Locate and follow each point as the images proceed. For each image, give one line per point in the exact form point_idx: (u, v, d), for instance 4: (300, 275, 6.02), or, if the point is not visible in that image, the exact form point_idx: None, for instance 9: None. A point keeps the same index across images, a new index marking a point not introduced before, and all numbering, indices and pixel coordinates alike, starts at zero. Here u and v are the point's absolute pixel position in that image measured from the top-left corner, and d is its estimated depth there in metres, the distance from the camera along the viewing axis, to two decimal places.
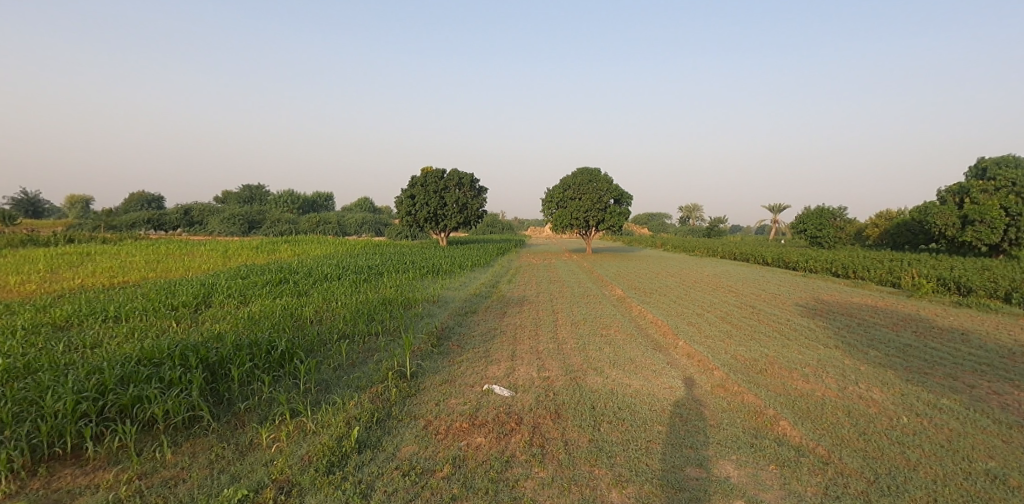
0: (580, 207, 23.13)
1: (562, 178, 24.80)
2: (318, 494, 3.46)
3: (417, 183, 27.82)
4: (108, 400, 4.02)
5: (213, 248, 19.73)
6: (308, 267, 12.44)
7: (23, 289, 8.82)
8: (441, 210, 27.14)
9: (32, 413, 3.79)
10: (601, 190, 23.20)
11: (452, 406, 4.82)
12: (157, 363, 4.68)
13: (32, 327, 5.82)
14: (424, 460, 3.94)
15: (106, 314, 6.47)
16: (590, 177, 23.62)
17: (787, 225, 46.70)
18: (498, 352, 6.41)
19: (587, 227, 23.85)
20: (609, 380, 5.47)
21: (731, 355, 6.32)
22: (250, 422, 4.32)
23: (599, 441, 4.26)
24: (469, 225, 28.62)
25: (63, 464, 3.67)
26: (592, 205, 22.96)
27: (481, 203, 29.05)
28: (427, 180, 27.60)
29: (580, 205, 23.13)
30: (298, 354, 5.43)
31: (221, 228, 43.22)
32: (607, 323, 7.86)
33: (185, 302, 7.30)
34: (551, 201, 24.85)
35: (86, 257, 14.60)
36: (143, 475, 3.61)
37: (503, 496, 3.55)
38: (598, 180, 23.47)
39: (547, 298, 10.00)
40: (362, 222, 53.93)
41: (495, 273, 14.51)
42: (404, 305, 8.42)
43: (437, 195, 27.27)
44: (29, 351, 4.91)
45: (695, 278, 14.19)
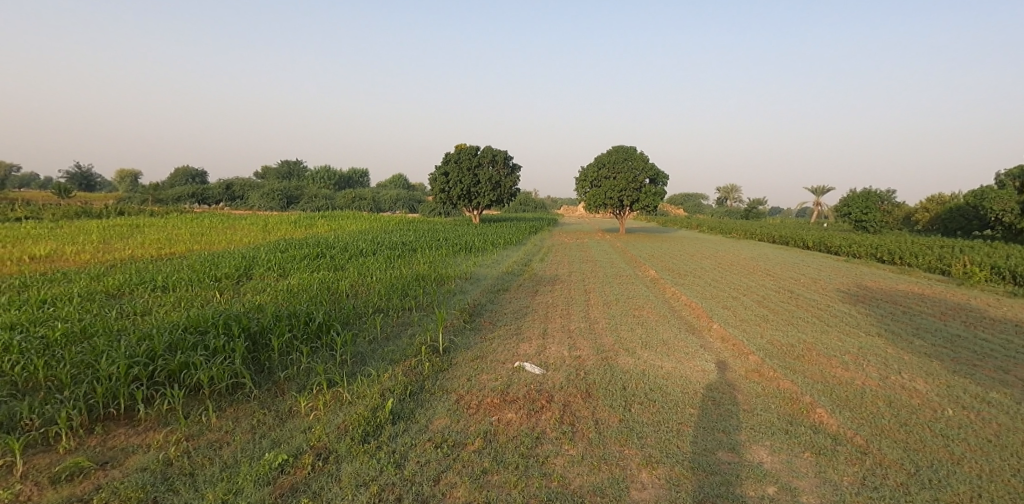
0: (613, 186, 22.80)
1: (596, 156, 24.43)
2: (354, 462, 3.57)
3: (450, 161, 27.98)
4: (158, 365, 4.23)
5: (253, 222, 20.37)
6: (345, 242, 12.69)
7: (79, 258, 9.26)
8: (473, 188, 27.24)
9: (89, 375, 4.03)
10: (636, 168, 22.77)
11: (483, 382, 4.87)
12: (202, 330, 4.90)
13: (87, 294, 6.12)
14: (456, 433, 4.01)
15: (155, 284, 6.76)
16: (626, 155, 23.18)
17: (830, 209, 45.06)
18: (530, 329, 6.45)
19: (619, 207, 23.54)
20: (641, 361, 5.43)
21: (767, 340, 6.17)
22: (289, 390, 4.46)
23: (629, 422, 4.24)
24: (501, 203, 28.66)
25: (117, 424, 3.89)
26: (625, 185, 22.61)
27: (516, 181, 29.01)
28: (460, 157, 27.76)
29: (613, 184, 22.81)
30: (334, 326, 5.57)
31: (261, 203, 44.63)
32: (640, 304, 7.76)
33: (228, 274, 7.56)
34: (585, 181, 24.54)
35: (135, 229, 15.25)
36: (190, 436, 3.79)
37: (533, 471, 3.59)
38: (633, 158, 23.06)
39: (579, 278, 9.94)
40: (396, 200, 54.50)
41: (527, 251, 14.53)
42: (437, 282, 8.51)
43: (470, 173, 27.35)
44: (85, 316, 5.18)
45: (732, 260, 13.89)
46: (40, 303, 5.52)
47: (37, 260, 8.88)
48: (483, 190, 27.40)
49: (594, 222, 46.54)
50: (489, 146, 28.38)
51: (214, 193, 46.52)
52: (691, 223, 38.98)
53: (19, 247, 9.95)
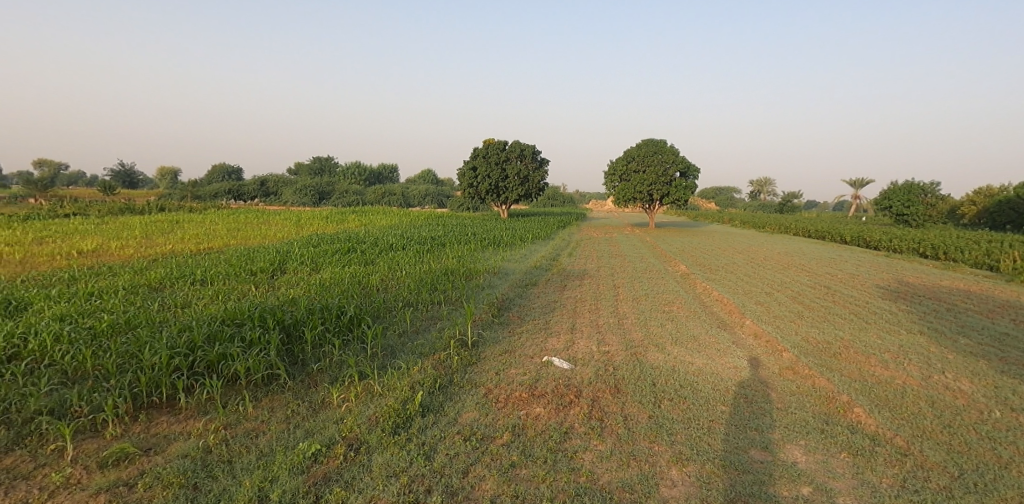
0: (643, 179, 22.52)
1: (626, 150, 24.16)
2: (384, 453, 3.63)
3: (479, 155, 28.08)
4: (197, 356, 4.38)
5: (287, 217, 20.89)
6: (375, 237, 12.88)
7: (124, 253, 9.64)
8: (502, 182, 27.33)
9: (133, 365, 4.20)
10: (666, 162, 22.53)
11: (512, 376, 4.88)
12: (239, 322, 5.05)
13: (132, 287, 6.37)
14: (484, 427, 4.03)
15: (194, 278, 6.98)
16: (656, 148, 22.91)
17: (869, 201, 43.50)
18: (558, 323, 6.43)
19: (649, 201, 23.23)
20: (671, 357, 5.35)
21: (801, 337, 6.01)
22: (321, 382, 4.55)
23: (659, 418, 4.19)
24: (530, 197, 28.58)
25: (160, 412, 4.04)
26: (656, 178, 22.32)
27: (543, 176, 28.60)
28: (489, 151, 27.77)
29: (643, 177, 22.55)
30: (365, 319, 5.66)
31: (295, 199, 45.77)
32: (670, 299, 7.63)
33: (263, 268, 7.76)
34: (613, 174, 24.14)
35: (176, 225, 15.81)
36: (228, 425, 3.91)
37: (561, 466, 3.58)
38: (664, 152, 22.78)
39: (608, 272, 9.85)
40: (424, 195, 54.83)
41: (556, 246, 14.46)
42: (466, 276, 8.55)
43: (498, 167, 27.39)
44: (129, 309, 5.39)
45: (765, 255, 13.57)
46: (89, 296, 5.78)
47: (85, 255, 9.29)
48: (511, 185, 27.44)
49: (623, 216, 45.93)
50: (518, 142, 28.44)
51: (249, 189, 47.80)
52: (723, 217, 38.09)
53: (68, 242, 10.42)
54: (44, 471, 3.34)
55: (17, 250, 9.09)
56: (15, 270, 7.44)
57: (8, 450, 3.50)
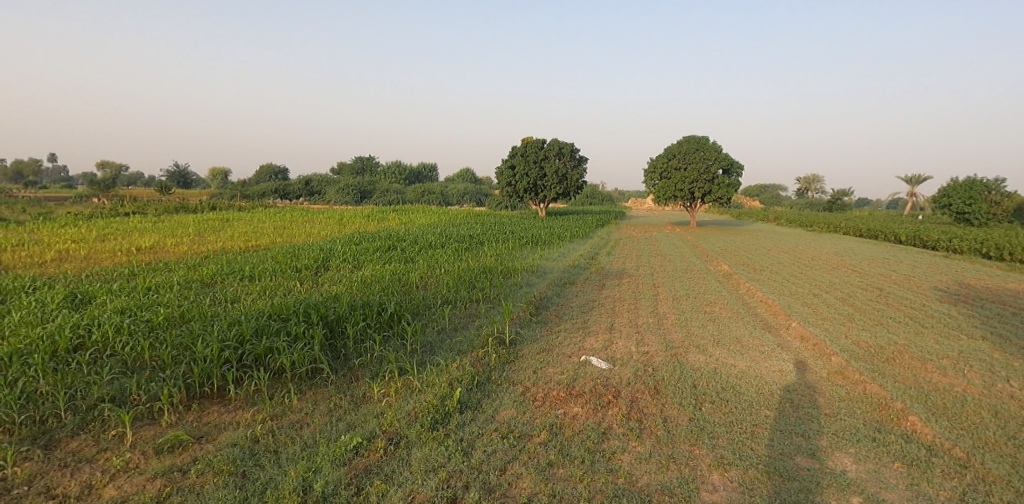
0: (685, 177, 22.11)
1: (667, 147, 23.62)
2: (423, 448, 3.68)
3: (518, 154, 28.27)
4: (245, 349, 4.55)
5: (330, 216, 21.49)
6: (414, 235, 13.12)
7: (179, 249, 10.13)
8: (541, 181, 27.40)
9: (187, 357, 4.40)
10: (708, 159, 22.02)
11: (549, 375, 4.86)
12: (284, 317, 5.22)
13: (185, 282, 6.68)
14: (522, 425, 4.03)
15: (243, 274, 7.26)
16: (698, 145, 22.50)
17: (925, 200, 41.28)
18: (596, 323, 6.38)
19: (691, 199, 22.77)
20: (712, 359, 5.23)
21: (851, 341, 5.77)
22: (363, 376, 4.66)
23: (700, 421, 4.10)
24: (568, 196, 28.38)
25: (211, 402, 4.22)
26: (698, 176, 21.85)
27: (582, 174, 28.28)
28: (528, 150, 27.88)
29: (684, 175, 22.14)
30: (405, 316, 5.76)
31: (337, 198, 47.10)
32: (712, 300, 7.46)
33: (307, 265, 8.00)
34: (654, 173, 23.77)
35: (226, 223, 16.53)
36: (275, 416, 4.05)
37: (599, 467, 3.54)
38: (705, 149, 22.21)
39: (647, 272, 9.72)
40: (463, 193, 55.36)
41: (594, 245, 14.35)
42: (504, 275, 8.58)
43: (536, 165, 27.42)
44: (184, 303, 5.65)
45: (812, 255, 13.08)
46: (147, 290, 6.09)
47: (144, 251, 9.82)
48: (550, 184, 27.42)
49: (663, 215, 45.01)
50: (555, 139, 28.12)
51: (295, 189, 49.48)
52: (767, 215, 36.84)
53: (128, 239, 11.04)
54: (107, 455, 3.54)
55: (84, 247, 9.70)
56: (83, 265, 7.94)
57: (75, 433, 3.73)
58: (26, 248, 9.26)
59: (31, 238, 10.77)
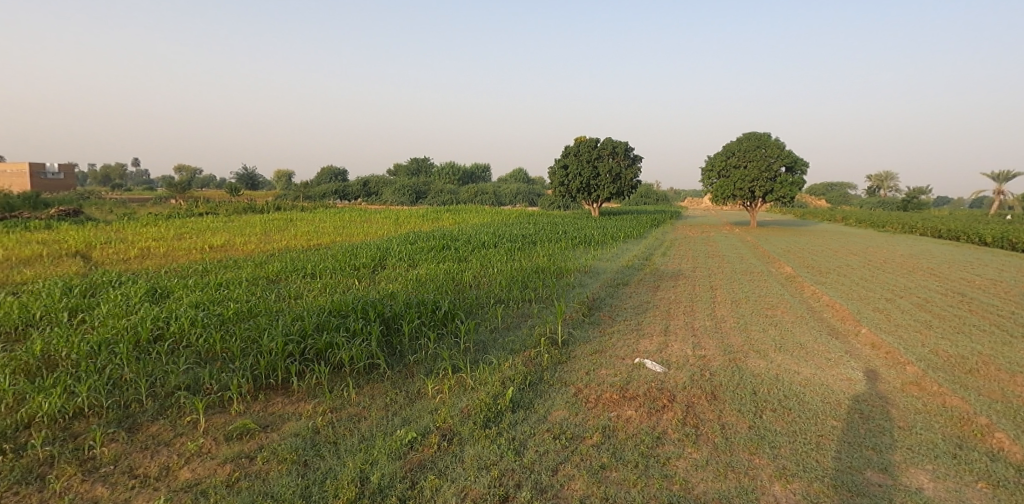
0: (744, 176, 21.36)
1: (726, 144, 23.01)
2: (476, 445, 3.73)
3: (571, 153, 28.42)
4: (308, 343, 4.77)
5: (387, 216, 22.18)
6: (466, 235, 13.30)
7: (247, 248, 10.72)
8: (594, 181, 27.24)
9: (255, 350, 4.65)
10: (770, 156, 21.21)
11: (602, 376, 4.81)
12: (344, 314, 5.43)
13: (253, 278, 7.06)
14: (574, 426, 4.01)
15: (306, 271, 7.60)
16: (759, 142, 21.65)
17: (1013, 198, 37.80)
18: (651, 324, 6.26)
19: (751, 198, 21.97)
20: (774, 364, 5.02)
21: (928, 349, 5.39)
22: (417, 373, 4.77)
23: (760, 429, 3.94)
24: (622, 196, 27.97)
25: (276, 392, 4.43)
26: (757, 174, 21.05)
27: (637, 173, 27.79)
28: (580, 150, 28.00)
29: (743, 173, 21.39)
30: (458, 315, 5.85)
31: (393, 198, 48.61)
32: (773, 303, 7.16)
33: (365, 263, 8.27)
34: (711, 170, 23.38)
35: (289, 222, 17.36)
36: (334, 409, 4.21)
37: (653, 472, 3.47)
38: (767, 145, 21.43)
39: (704, 273, 9.46)
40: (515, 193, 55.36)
41: (648, 245, 14.07)
42: (556, 275, 8.57)
43: (590, 165, 27.34)
44: (251, 298, 5.97)
45: (883, 257, 12.33)
46: (219, 286, 6.48)
47: (216, 249, 10.45)
48: (602, 183, 27.17)
49: (719, 214, 43.39)
50: (610, 139, 28.02)
51: (353, 189, 51.44)
52: (834, 215, 34.77)
53: (203, 238, 11.81)
54: (182, 439, 3.78)
55: (164, 244, 10.43)
56: (162, 262, 8.54)
57: (155, 418, 4.01)
58: (113, 246, 10.07)
59: (118, 236, 11.70)
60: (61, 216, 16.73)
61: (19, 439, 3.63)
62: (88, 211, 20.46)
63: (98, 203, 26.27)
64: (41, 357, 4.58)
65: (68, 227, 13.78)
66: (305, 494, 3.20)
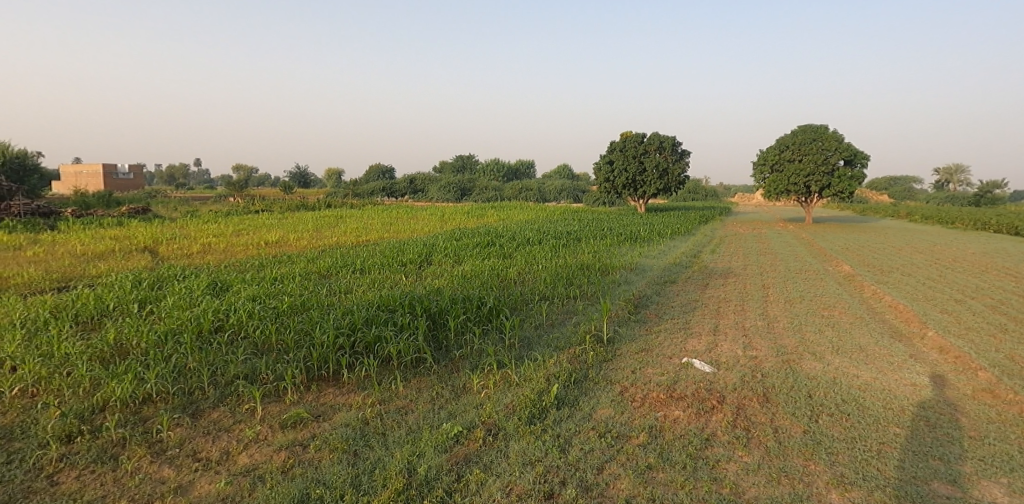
0: (799, 170, 20.58)
1: (780, 137, 22.11)
2: (521, 441, 3.74)
3: (616, 149, 28.03)
4: (357, 336, 4.92)
5: (432, 212, 22.57)
6: (511, 232, 13.36)
7: (299, 244, 11.12)
8: (640, 177, 26.82)
9: (307, 342, 4.84)
10: (827, 150, 20.21)
11: (649, 376, 4.74)
12: (391, 309, 5.57)
13: (305, 273, 7.32)
14: (620, 425, 3.97)
15: (355, 267, 7.82)
16: (815, 134, 20.70)
17: None
18: (699, 324, 6.12)
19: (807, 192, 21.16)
20: (830, 367, 4.82)
21: (1003, 355, 5.03)
22: (463, 368, 4.83)
23: (816, 434, 3.79)
24: (669, 192, 27.39)
25: (328, 384, 4.59)
26: (814, 168, 20.24)
27: (684, 168, 27.32)
28: (626, 146, 27.57)
29: (799, 167, 20.61)
30: (503, 311, 5.89)
31: (438, 195, 49.39)
32: (830, 303, 6.86)
33: (412, 259, 8.44)
34: (762, 164, 22.55)
35: (338, 219, 17.90)
36: (383, 401, 4.32)
37: (701, 474, 3.39)
38: (824, 138, 20.47)
39: (756, 271, 9.14)
40: (558, 190, 54.59)
41: (695, 243, 13.68)
42: (601, 272, 8.48)
43: (636, 161, 26.96)
44: (304, 292, 6.20)
45: (953, 255, 11.55)
46: (274, 280, 6.76)
47: (270, 245, 10.90)
48: (649, 179, 26.70)
49: (770, 211, 41.68)
50: (656, 133, 27.53)
51: (401, 188, 52.74)
52: (897, 211, 32.71)
53: (258, 234, 12.35)
54: (240, 426, 3.97)
55: (223, 240, 10.96)
56: (222, 257, 8.97)
57: (215, 405, 4.23)
58: (177, 241, 10.67)
59: (182, 232, 12.39)
60: (132, 213, 17.90)
61: (95, 422, 3.90)
62: (155, 209, 21.72)
63: (165, 201, 27.95)
64: (114, 345, 4.91)
65: (138, 223, 14.66)
66: (356, 483, 3.30)
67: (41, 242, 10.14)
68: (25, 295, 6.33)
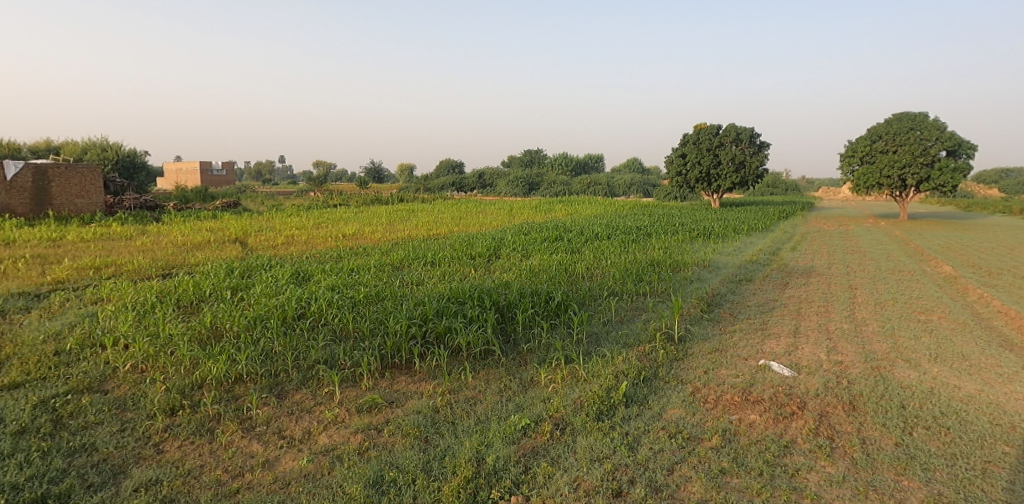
0: (894, 161, 19.02)
1: (872, 126, 20.51)
2: (588, 437, 3.75)
3: (690, 142, 27.19)
4: (429, 327, 5.11)
5: (500, 207, 22.87)
6: (580, 226, 13.24)
7: (374, 236, 11.61)
8: (715, 170, 25.87)
9: (382, 331, 5.08)
10: (927, 139, 18.63)
11: (723, 377, 4.60)
12: (461, 301, 5.74)
13: (380, 265, 7.65)
14: (692, 426, 3.88)
15: (427, 259, 8.08)
16: (912, 123, 19.06)
17: None
18: (778, 325, 5.84)
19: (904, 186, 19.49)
20: (927, 377, 4.45)
21: None
22: (531, 361, 4.90)
23: (909, 447, 3.53)
24: (746, 186, 26.21)
25: (400, 371, 4.80)
26: (911, 159, 18.64)
27: (763, 160, 25.82)
28: (699, 139, 26.72)
29: (893, 159, 19.05)
30: (571, 306, 5.91)
31: (508, 190, 50.19)
32: (928, 307, 6.33)
33: (481, 252, 8.61)
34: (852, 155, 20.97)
35: (409, 213, 18.50)
36: (453, 390, 4.46)
37: (780, 483, 3.24)
38: (923, 126, 18.81)
39: (842, 271, 8.55)
40: (629, 184, 53.81)
41: (775, 239, 12.95)
42: (672, 268, 8.28)
43: (710, 153, 25.98)
44: (379, 283, 6.49)
45: None
46: (351, 271, 7.12)
47: (347, 237, 11.46)
48: (725, 172, 25.62)
49: (858, 207, 36.23)
50: (734, 124, 26.31)
51: (470, 182, 53.79)
52: (1011, 207, 28.97)
53: (336, 227, 13.02)
54: (321, 408, 4.23)
55: (305, 233, 11.65)
56: (304, 248, 9.53)
57: (298, 387, 4.53)
58: (263, 233, 11.47)
59: (268, 225, 13.29)
60: (224, 206, 19.43)
61: (194, 397, 4.30)
62: (245, 203, 23.48)
63: (252, 195, 30.08)
64: (210, 327, 5.37)
65: (230, 216, 15.90)
66: (427, 468, 3.43)
67: (148, 232, 11.22)
68: (135, 280, 7.05)
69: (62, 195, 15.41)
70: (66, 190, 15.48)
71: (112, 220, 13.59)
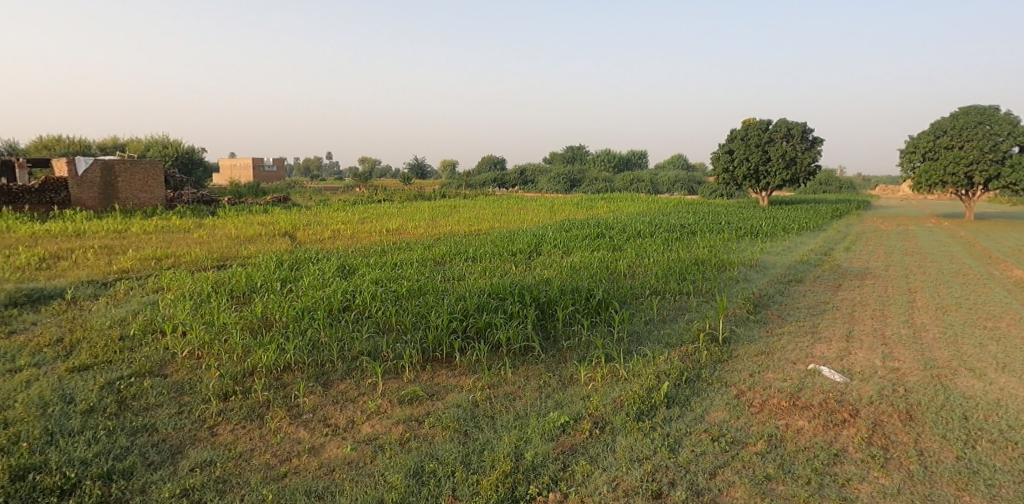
0: (959, 158, 17.94)
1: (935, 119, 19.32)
2: (628, 437, 3.72)
3: (737, 137, 26.35)
4: (469, 322, 5.19)
5: (541, 203, 22.85)
6: (622, 224, 13.08)
7: (416, 232, 11.82)
8: (764, 166, 25.05)
9: (423, 325, 5.19)
10: (998, 134, 17.49)
11: (770, 380, 4.48)
12: (501, 297, 5.79)
13: (423, 260, 7.79)
14: (736, 430, 3.80)
15: (468, 255, 8.18)
16: (981, 116, 17.85)
17: None
18: (829, 328, 5.63)
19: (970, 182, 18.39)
20: (993, 387, 4.20)
21: None
22: (570, 359, 4.90)
23: (970, 461, 3.34)
24: (796, 182, 25.29)
25: (441, 365, 4.89)
26: (979, 156, 17.54)
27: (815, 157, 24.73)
28: (749, 133, 25.80)
29: (959, 156, 17.95)
30: (612, 304, 5.87)
31: (549, 188, 50.14)
32: (996, 313, 5.95)
33: (522, 249, 8.64)
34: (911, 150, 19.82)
35: (449, 209, 18.74)
36: (492, 385, 4.52)
37: (829, 492, 3.13)
38: (994, 120, 17.60)
39: (901, 273, 8.13)
40: (673, 181, 52.69)
41: (827, 239, 12.44)
42: (717, 267, 8.09)
43: (758, 149, 25.14)
44: (421, 277, 6.62)
45: None
46: (394, 266, 7.29)
47: (391, 232, 11.71)
48: (773, 169, 24.80)
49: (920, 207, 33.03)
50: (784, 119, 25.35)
51: (511, 178, 53.87)
52: None
53: (380, 222, 13.32)
54: (364, 398, 4.36)
55: (350, 227, 11.99)
56: (350, 243, 9.81)
57: (343, 377, 4.68)
58: (311, 227, 11.87)
59: (316, 220, 13.74)
60: (274, 200, 20.22)
61: (246, 383, 4.51)
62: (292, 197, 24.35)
63: (299, 190, 31.15)
64: (261, 317, 5.62)
65: (279, 211, 16.52)
66: (466, 461, 3.49)
67: (205, 226, 11.80)
68: (194, 270, 7.45)
69: (127, 189, 16.35)
70: (131, 184, 16.42)
71: (172, 214, 14.36)
